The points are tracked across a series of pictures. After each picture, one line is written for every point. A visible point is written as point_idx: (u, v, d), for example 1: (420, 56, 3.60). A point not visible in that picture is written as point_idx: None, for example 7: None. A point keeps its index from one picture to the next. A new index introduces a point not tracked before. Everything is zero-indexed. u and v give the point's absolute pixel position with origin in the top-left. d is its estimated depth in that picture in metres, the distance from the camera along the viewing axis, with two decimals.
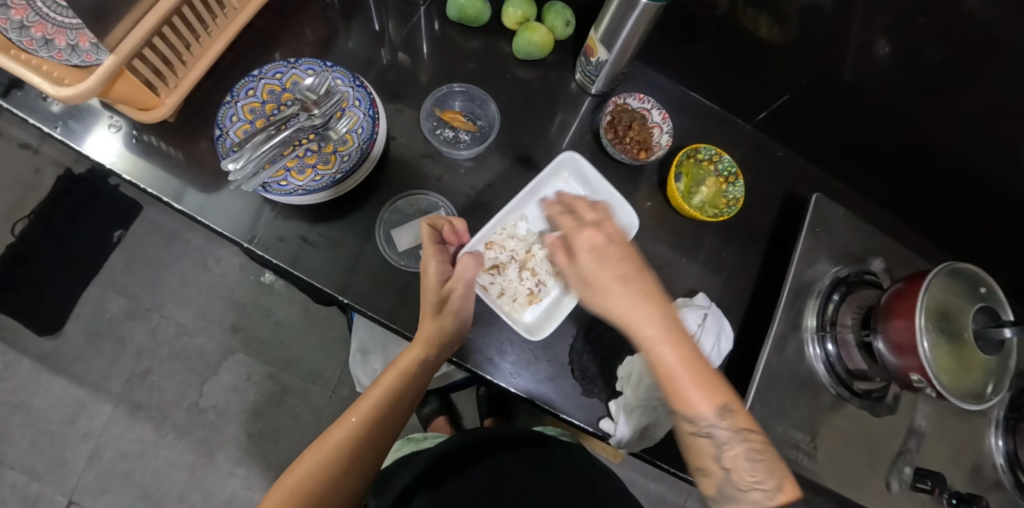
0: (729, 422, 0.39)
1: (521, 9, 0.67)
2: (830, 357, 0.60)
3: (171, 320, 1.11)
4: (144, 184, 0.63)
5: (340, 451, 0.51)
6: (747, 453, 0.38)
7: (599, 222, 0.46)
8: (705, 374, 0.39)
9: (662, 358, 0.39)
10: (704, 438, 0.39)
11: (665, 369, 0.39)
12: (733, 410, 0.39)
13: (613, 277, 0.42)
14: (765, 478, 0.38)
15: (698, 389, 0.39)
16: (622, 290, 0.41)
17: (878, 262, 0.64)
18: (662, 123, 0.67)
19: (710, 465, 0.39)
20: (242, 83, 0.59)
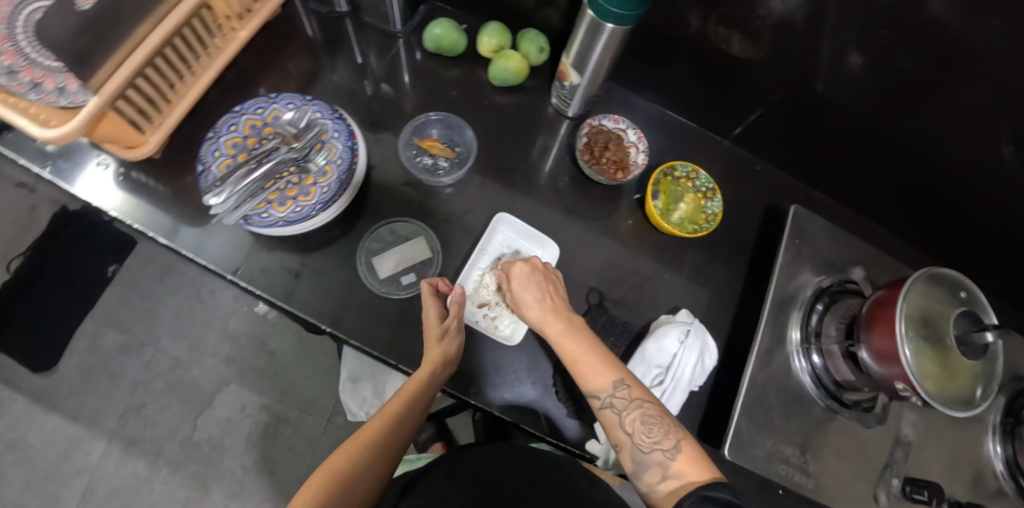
0: (624, 392, 0.50)
1: (495, 38, 0.69)
2: (816, 369, 0.60)
3: (165, 353, 1.11)
4: (131, 219, 0.64)
5: (371, 444, 0.52)
6: (642, 417, 0.48)
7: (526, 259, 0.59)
8: (599, 356, 0.52)
9: (565, 346, 0.53)
10: (609, 411, 0.50)
11: (570, 355, 0.52)
12: (628, 385, 0.50)
13: (532, 295, 0.56)
14: (663, 440, 0.47)
15: (593, 370, 0.51)
16: (533, 301, 0.56)
17: (859, 270, 0.63)
18: (638, 143, 0.69)
19: (620, 438, 0.49)
20: (224, 119, 0.60)
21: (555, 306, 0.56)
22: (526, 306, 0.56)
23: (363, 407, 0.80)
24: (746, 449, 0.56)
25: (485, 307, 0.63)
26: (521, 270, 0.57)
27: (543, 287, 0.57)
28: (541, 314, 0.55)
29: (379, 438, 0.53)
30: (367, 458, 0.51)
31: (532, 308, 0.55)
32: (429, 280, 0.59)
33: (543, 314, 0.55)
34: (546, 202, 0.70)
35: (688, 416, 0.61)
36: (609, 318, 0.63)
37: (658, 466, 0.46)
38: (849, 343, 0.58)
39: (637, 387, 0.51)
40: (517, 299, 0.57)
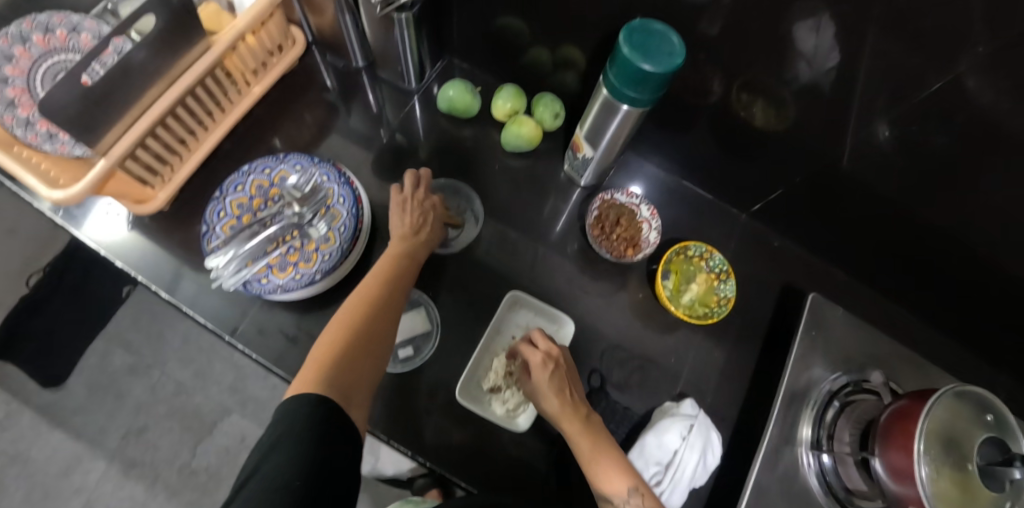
0: (638, 500, 0.45)
1: (509, 101, 0.67)
2: (824, 472, 0.57)
3: (170, 377, 1.12)
4: (135, 271, 0.64)
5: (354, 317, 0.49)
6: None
7: (549, 350, 0.54)
8: (614, 458, 0.47)
9: (580, 446, 0.48)
10: None
11: (584, 456, 0.48)
12: (642, 493, 0.46)
13: (550, 386, 0.50)
14: None
15: (608, 472, 0.46)
16: (550, 392, 0.50)
17: (876, 374, 0.60)
18: (651, 219, 0.67)
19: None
20: (231, 179, 0.60)
21: (575, 401, 0.50)
22: (544, 396, 0.51)
23: None
24: None
25: (498, 394, 0.60)
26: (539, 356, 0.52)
27: (563, 378, 0.52)
28: (556, 407, 0.50)
29: (367, 304, 0.51)
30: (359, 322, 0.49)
31: (549, 400, 0.50)
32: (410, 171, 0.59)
33: (562, 407, 0.50)
34: (553, 272, 0.67)
35: None
36: (609, 404, 0.61)
37: None
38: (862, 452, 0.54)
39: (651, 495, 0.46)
40: (533, 387, 0.52)
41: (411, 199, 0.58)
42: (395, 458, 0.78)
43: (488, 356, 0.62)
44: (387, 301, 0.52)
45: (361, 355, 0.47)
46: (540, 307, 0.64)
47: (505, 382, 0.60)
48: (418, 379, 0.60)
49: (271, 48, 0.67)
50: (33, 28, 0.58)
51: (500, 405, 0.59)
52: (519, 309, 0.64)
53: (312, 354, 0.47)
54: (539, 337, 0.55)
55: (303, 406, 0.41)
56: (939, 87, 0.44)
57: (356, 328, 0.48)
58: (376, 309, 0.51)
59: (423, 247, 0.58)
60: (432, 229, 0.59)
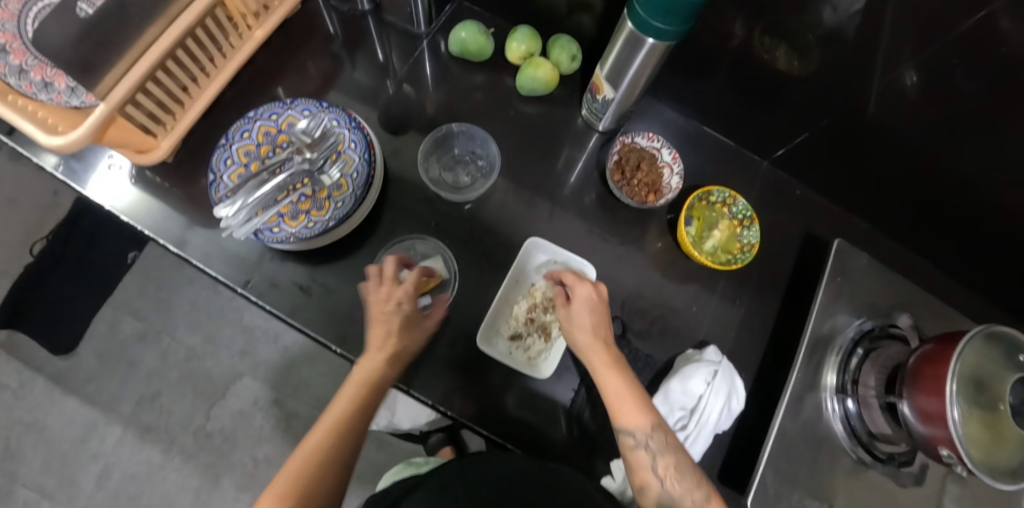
0: (659, 437, 0.45)
1: (524, 44, 0.64)
2: (850, 417, 0.56)
3: (180, 343, 1.12)
4: (141, 225, 0.63)
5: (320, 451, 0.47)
6: (676, 465, 0.45)
7: (593, 284, 0.52)
8: (641, 397, 0.47)
9: (609, 381, 0.47)
10: (641, 453, 0.45)
11: (612, 390, 0.47)
12: (664, 430, 0.46)
13: (587, 322, 0.49)
14: (688, 489, 0.44)
15: (636, 408, 0.46)
16: (589, 328, 0.49)
17: (904, 317, 0.59)
18: (673, 164, 0.66)
19: (647, 482, 0.45)
20: (237, 125, 0.58)
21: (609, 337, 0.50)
22: (578, 328, 0.49)
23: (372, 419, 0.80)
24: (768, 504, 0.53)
25: (517, 339, 0.60)
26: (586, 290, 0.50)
27: (603, 314, 0.50)
28: (590, 341, 0.49)
29: (337, 429, 0.49)
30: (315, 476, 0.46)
31: (584, 332, 0.49)
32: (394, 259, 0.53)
33: (597, 341, 0.49)
34: (570, 222, 0.66)
35: (709, 459, 0.58)
36: (630, 352, 0.60)
37: None
38: (888, 395, 0.53)
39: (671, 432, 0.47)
40: (569, 318, 0.50)
41: (390, 291, 0.52)
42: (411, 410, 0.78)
43: (506, 303, 0.61)
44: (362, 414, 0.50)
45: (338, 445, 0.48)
46: (559, 253, 0.62)
47: (527, 328, 0.60)
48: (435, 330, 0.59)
49: None
50: None
51: (521, 350, 0.59)
52: (538, 256, 0.63)
53: (285, 465, 0.47)
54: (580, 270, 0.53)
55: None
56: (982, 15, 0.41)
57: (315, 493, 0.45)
58: (349, 437, 0.49)
59: (393, 368, 0.51)
60: (411, 344, 0.52)
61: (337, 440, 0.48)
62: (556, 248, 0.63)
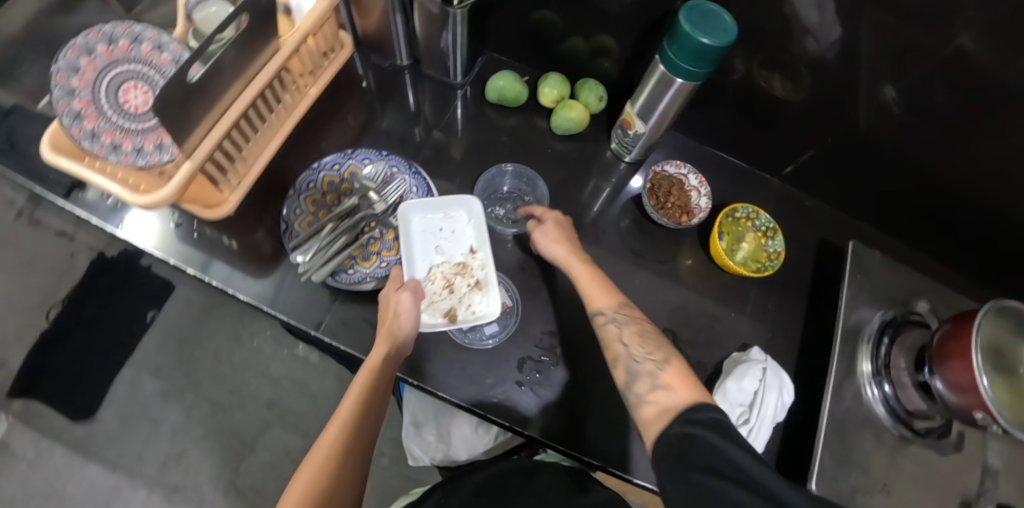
0: (621, 312, 0.55)
1: (556, 88, 0.72)
2: (889, 399, 0.62)
3: (205, 397, 1.10)
4: (206, 276, 0.65)
5: (333, 449, 0.49)
6: (638, 330, 0.53)
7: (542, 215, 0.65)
8: (603, 284, 0.58)
9: (577, 275, 0.59)
10: (608, 325, 0.54)
11: (578, 276, 0.59)
12: (629, 308, 0.56)
13: (558, 243, 0.61)
14: (656, 353, 0.50)
15: (601, 292, 0.57)
16: (552, 236, 0.62)
17: (922, 304, 0.67)
18: (700, 187, 0.72)
19: (618, 351, 0.52)
20: (303, 177, 0.62)
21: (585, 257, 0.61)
22: (550, 243, 0.61)
23: (428, 452, 0.78)
24: (830, 483, 0.57)
25: (452, 308, 0.60)
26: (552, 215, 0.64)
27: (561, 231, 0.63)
28: (560, 247, 0.61)
29: (349, 422, 0.51)
30: (331, 483, 0.48)
31: (553, 243, 0.61)
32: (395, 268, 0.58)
33: (563, 246, 0.61)
34: (613, 245, 0.71)
35: (768, 452, 0.63)
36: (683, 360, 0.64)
37: (649, 374, 0.48)
38: (920, 374, 0.60)
39: (637, 312, 0.56)
40: (540, 240, 0.62)
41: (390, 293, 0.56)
42: (468, 440, 0.75)
43: (429, 279, 0.61)
44: (366, 416, 0.52)
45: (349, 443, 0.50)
46: (434, 206, 0.63)
47: (453, 296, 0.61)
48: (504, 351, 0.62)
49: (325, 50, 0.70)
50: (97, 39, 0.59)
51: (465, 311, 0.60)
52: (416, 221, 0.63)
53: (294, 478, 0.48)
54: (541, 208, 0.65)
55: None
56: (945, 51, 0.51)
57: (332, 498, 0.47)
58: (354, 446, 0.51)
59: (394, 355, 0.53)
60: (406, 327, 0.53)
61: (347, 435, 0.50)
62: (429, 202, 0.63)
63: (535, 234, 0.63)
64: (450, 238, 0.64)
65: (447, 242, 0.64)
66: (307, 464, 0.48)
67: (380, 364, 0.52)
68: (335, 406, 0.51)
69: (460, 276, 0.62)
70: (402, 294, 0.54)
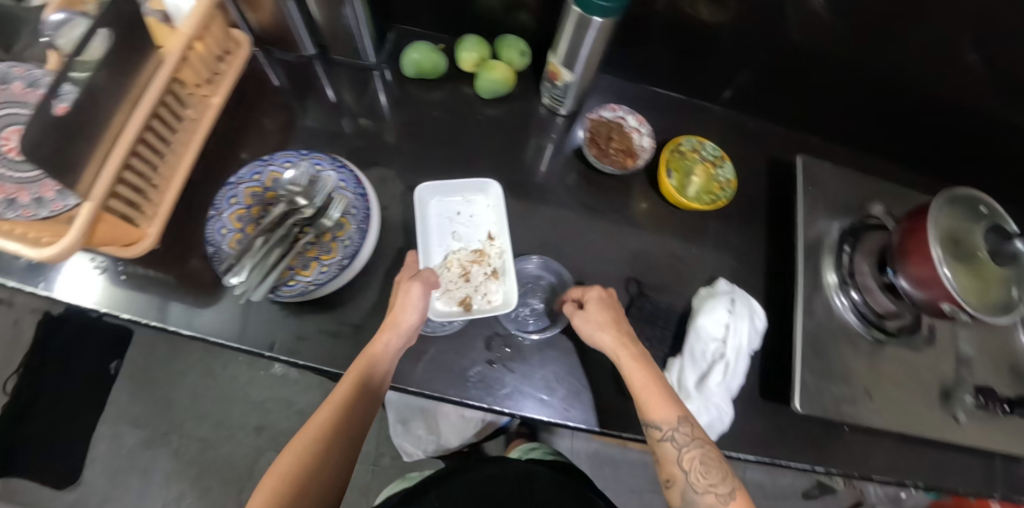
0: (686, 428, 0.47)
1: (475, 51, 0.67)
2: (858, 306, 0.62)
3: (192, 437, 1.06)
4: (143, 317, 0.60)
5: (323, 432, 0.49)
6: (701, 457, 0.46)
7: (598, 299, 0.55)
8: (667, 390, 0.49)
9: (623, 361, 0.52)
10: (668, 443, 0.47)
11: (637, 389, 0.50)
12: (691, 423, 0.48)
13: (609, 339, 0.52)
14: (719, 483, 0.45)
15: (660, 401, 0.48)
16: (620, 352, 0.52)
17: (877, 207, 0.66)
18: (640, 128, 0.68)
19: (675, 473, 0.46)
20: (223, 193, 0.58)
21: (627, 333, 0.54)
22: (597, 332, 0.53)
23: (421, 446, 0.79)
24: (814, 398, 0.58)
25: (466, 297, 0.60)
26: (596, 296, 0.55)
27: (612, 315, 0.54)
28: (610, 340, 0.52)
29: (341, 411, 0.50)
30: (309, 466, 0.47)
31: (603, 335, 0.53)
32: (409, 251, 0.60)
33: (615, 340, 0.52)
34: (563, 202, 0.68)
35: (749, 378, 0.63)
36: (653, 305, 0.63)
37: None
38: (884, 276, 0.60)
39: (699, 427, 0.48)
40: (585, 325, 0.54)
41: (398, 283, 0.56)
42: (458, 426, 0.76)
43: (445, 266, 0.63)
44: (359, 407, 0.51)
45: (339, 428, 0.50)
46: (450, 191, 0.66)
47: (469, 285, 0.62)
48: (471, 331, 0.60)
49: (219, 53, 0.64)
50: None
51: (479, 300, 0.60)
52: (433, 207, 0.66)
53: (280, 455, 0.48)
54: (591, 288, 0.57)
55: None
56: None
57: (307, 482, 0.47)
58: (344, 432, 0.50)
59: (395, 347, 0.53)
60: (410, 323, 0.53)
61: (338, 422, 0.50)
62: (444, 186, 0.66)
63: (577, 319, 0.54)
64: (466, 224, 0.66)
65: (464, 227, 0.66)
66: (295, 443, 0.49)
67: (378, 357, 0.52)
68: (329, 393, 0.50)
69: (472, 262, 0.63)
70: (410, 285, 0.54)
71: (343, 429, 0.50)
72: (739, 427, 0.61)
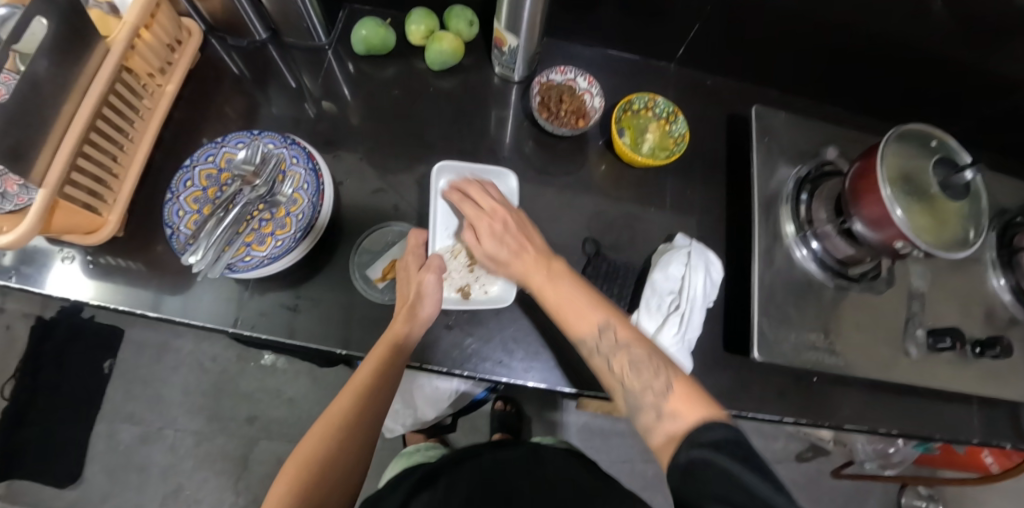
0: (608, 335, 0.49)
1: (422, 24, 0.69)
2: (817, 254, 0.61)
3: (187, 430, 1.09)
4: (113, 303, 0.61)
5: (345, 416, 0.49)
6: (629, 360, 0.47)
7: (492, 209, 0.59)
8: (583, 304, 0.52)
9: (545, 297, 0.53)
10: (597, 358, 0.49)
11: (552, 306, 0.53)
12: (613, 328, 0.50)
13: (507, 253, 0.57)
14: (653, 378, 0.46)
15: (578, 316, 0.51)
16: (515, 262, 0.56)
17: (832, 150, 0.65)
18: (590, 88, 0.69)
19: (614, 384, 0.48)
20: (178, 176, 0.59)
21: (537, 246, 0.58)
22: (500, 261, 0.57)
23: (399, 420, 0.86)
24: (775, 347, 0.57)
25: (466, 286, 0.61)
26: (489, 224, 0.58)
27: (516, 235, 0.58)
28: (521, 263, 0.56)
29: (362, 393, 0.50)
30: (328, 448, 0.47)
31: (512, 261, 0.56)
32: (416, 230, 0.61)
33: (523, 264, 0.56)
34: (519, 169, 0.69)
35: (712, 330, 0.63)
36: (611, 264, 0.63)
37: (652, 406, 0.44)
38: (840, 220, 0.58)
39: (624, 327, 0.50)
40: (492, 255, 0.58)
41: (408, 268, 0.59)
42: (432, 399, 0.83)
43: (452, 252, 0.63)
44: (379, 392, 0.51)
45: (362, 411, 0.50)
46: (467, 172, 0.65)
47: (471, 275, 0.62)
48: None
49: (170, 42, 0.65)
50: None
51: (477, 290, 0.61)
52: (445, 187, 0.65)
53: (301, 439, 0.49)
54: (484, 198, 0.60)
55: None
56: None
57: (328, 464, 0.47)
58: (366, 416, 0.50)
59: (413, 327, 0.54)
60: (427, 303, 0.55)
61: (359, 403, 0.50)
62: (460, 167, 0.65)
63: (479, 254, 0.59)
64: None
65: None
66: (318, 426, 0.49)
67: (399, 340, 0.53)
68: (350, 375, 0.51)
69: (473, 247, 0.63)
70: (424, 275, 0.57)
71: (363, 414, 0.50)
72: (703, 379, 0.61)
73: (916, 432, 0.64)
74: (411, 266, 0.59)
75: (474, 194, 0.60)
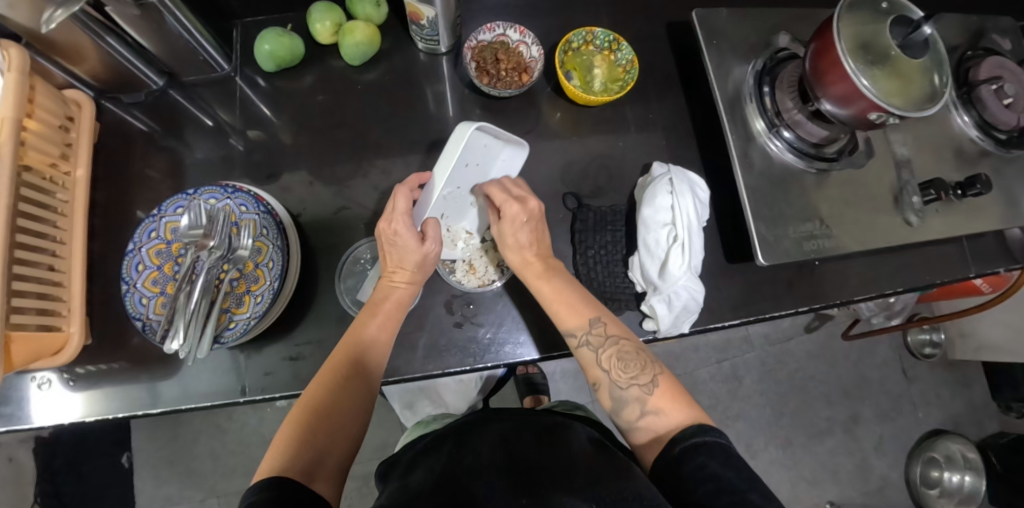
0: (599, 329, 0.51)
1: (327, 19, 0.62)
2: (792, 143, 0.60)
3: (229, 492, 1.08)
4: (111, 413, 0.58)
5: (347, 364, 0.49)
6: (618, 353, 0.50)
7: (523, 198, 0.55)
8: (580, 294, 0.53)
9: (541, 291, 0.53)
10: (586, 349, 0.51)
11: (544, 296, 0.53)
12: (603, 322, 0.52)
13: (517, 247, 0.55)
14: (640, 376, 0.48)
15: (570, 310, 0.52)
16: (515, 254, 0.55)
17: (783, 36, 0.64)
18: (524, 38, 0.64)
19: (598, 375, 0.51)
20: (126, 264, 0.54)
21: (541, 246, 0.56)
22: (512, 245, 0.55)
23: None
24: (777, 248, 0.57)
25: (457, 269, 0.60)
26: (518, 213, 0.53)
27: (531, 227, 0.55)
28: (516, 259, 0.55)
29: (364, 344, 0.50)
30: (332, 397, 0.47)
31: (517, 250, 0.55)
32: (401, 189, 0.53)
33: (519, 257, 0.55)
34: None
35: (709, 247, 0.63)
36: (597, 213, 0.62)
37: (636, 401, 0.47)
38: (808, 105, 0.57)
39: (614, 325, 0.52)
40: (501, 234, 0.55)
41: (406, 244, 0.53)
42: (462, 390, 0.87)
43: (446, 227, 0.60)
44: (379, 341, 0.51)
45: (366, 363, 0.50)
46: (496, 134, 0.53)
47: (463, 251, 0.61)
48: (428, 302, 0.59)
49: (61, 122, 0.57)
50: None
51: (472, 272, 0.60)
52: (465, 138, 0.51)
53: (305, 390, 0.48)
54: (519, 190, 0.56)
55: (254, 490, 0.38)
56: None
57: (334, 410, 0.46)
58: (368, 367, 0.50)
59: (408, 284, 0.55)
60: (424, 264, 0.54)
61: (361, 354, 0.50)
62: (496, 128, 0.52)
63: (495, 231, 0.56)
64: (476, 167, 0.56)
65: (472, 175, 0.56)
66: (318, 378, 0.48)
67: (396, 293, 0.54)
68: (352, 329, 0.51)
69: (453, 204, 0.58)
70: (427, 245, 0.54)
71: (367, 365, 0.50)
72: (712, 297, 0.62)
73: (917, 283, 0.67)
74: (403, 235, 0.53)
75: (499, 191, 0.55)
